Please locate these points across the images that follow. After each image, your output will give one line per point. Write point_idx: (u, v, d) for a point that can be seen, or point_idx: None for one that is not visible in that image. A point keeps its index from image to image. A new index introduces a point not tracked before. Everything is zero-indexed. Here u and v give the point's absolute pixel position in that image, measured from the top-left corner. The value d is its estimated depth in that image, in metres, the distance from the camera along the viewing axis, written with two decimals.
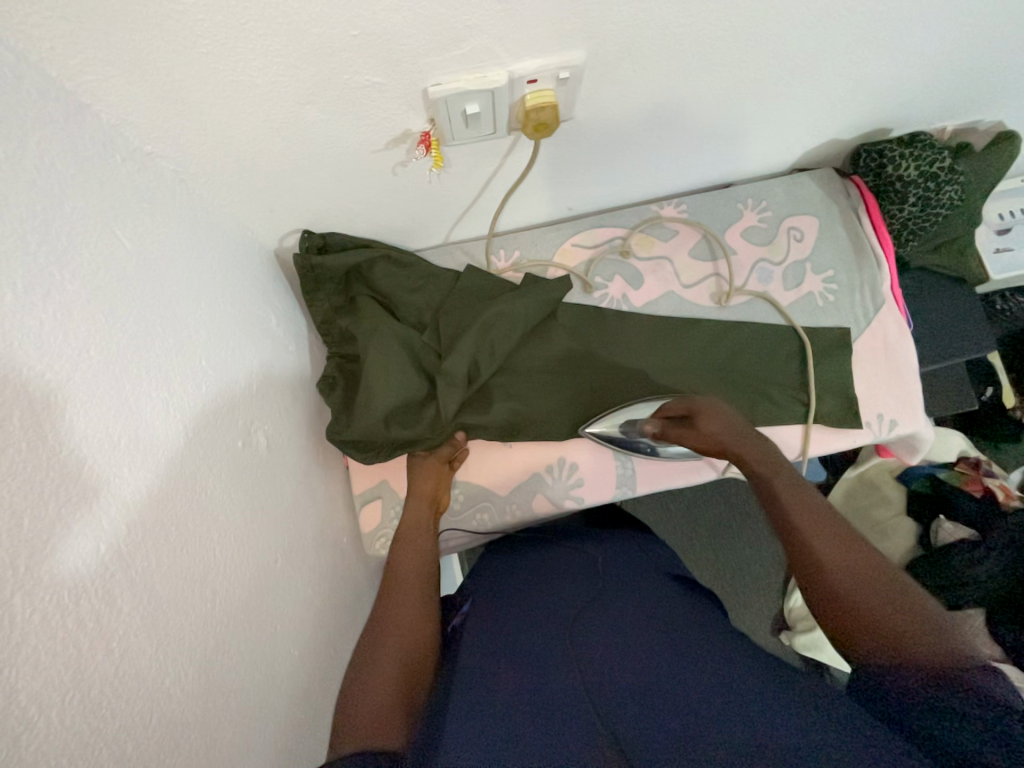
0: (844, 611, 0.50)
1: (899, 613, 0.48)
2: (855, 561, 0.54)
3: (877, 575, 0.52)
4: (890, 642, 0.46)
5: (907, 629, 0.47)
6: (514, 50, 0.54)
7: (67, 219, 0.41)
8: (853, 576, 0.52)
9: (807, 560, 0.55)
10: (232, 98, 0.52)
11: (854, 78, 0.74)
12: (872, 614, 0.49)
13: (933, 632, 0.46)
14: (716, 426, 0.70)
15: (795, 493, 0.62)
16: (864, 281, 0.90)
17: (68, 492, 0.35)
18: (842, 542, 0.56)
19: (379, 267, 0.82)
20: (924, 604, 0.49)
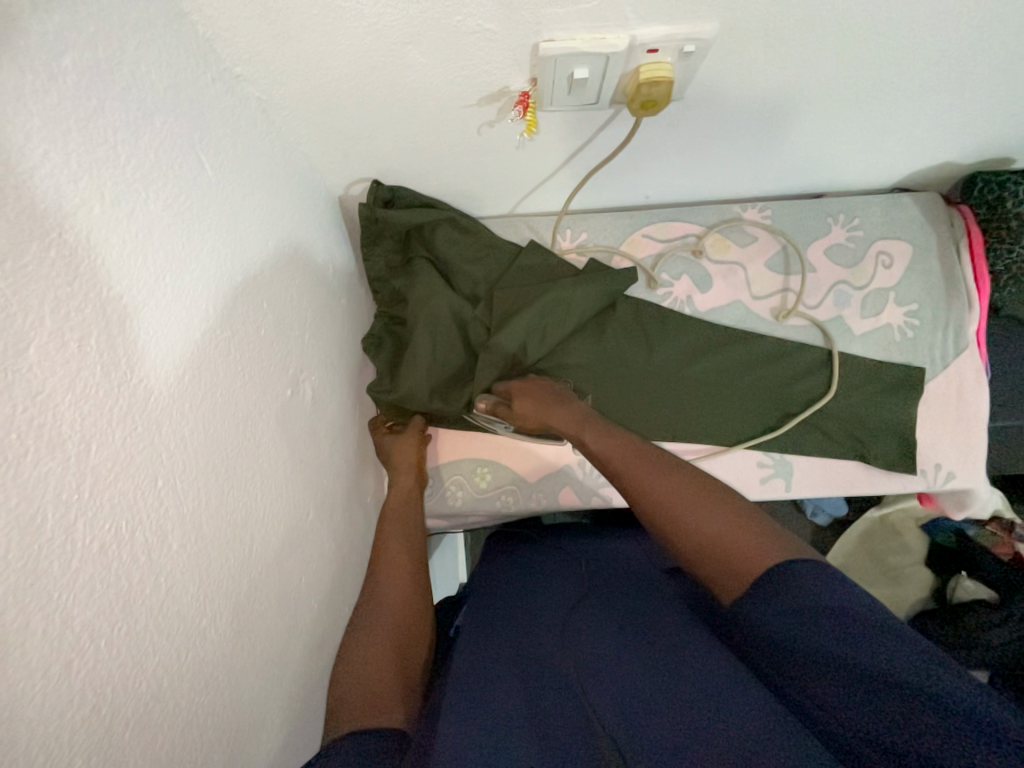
0: (703, 554, 0.51)
1: (732, 533, 0.50)
2: (689, 498, 0.55)
3: (699, 497, 0.55)
4: (743, 566, 0.48)
5: (744, 545, 0.49)
6: (643, 12, 0.49)
7: (155, 134, 0.39)
8: (687, 515, 0.53)
9: (657, 517, 0.55)
10: (334, 26, 0.49)
11: (996, 95, 0.66)
12: (715, 543, 0.50)
13: (752, 536, 0.49)
14: (526, 405, 0.73)
15: (625, 451, 0.63)
16: (950, 321, 0.83)
17: (133, 423, 0.34)
18: (667, 481, 0.58)
19: (441, 230, 0.78)
20: (736, 508, 0.53)
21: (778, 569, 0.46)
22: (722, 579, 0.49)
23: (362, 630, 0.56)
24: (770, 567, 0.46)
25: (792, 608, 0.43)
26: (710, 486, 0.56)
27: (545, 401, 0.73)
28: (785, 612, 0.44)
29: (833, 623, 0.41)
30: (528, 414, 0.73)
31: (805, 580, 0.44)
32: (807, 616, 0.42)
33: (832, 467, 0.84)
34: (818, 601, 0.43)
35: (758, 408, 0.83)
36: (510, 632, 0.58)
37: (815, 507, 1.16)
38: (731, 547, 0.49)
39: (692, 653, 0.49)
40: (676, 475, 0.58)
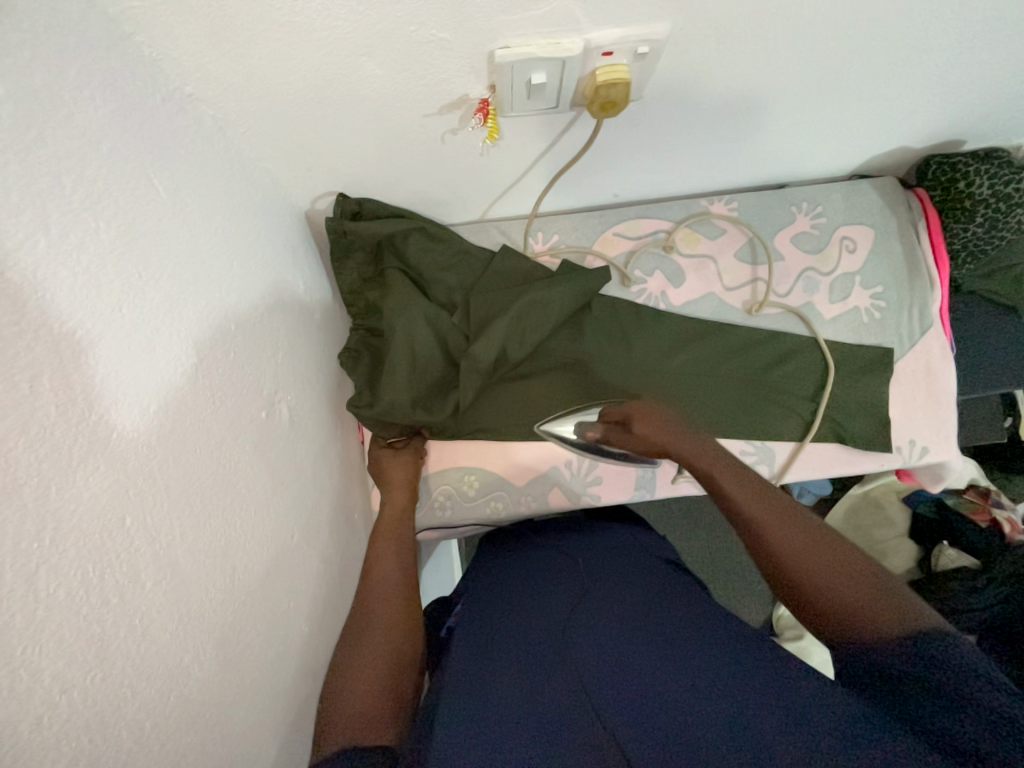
0: (837, 607, 0.48)
1: (871, 595, 0.48)
2: (825, 553, 0.52)
3: (836, 554, 0.52)
4: (882, 625, 0.45)
5: (888, 608, 0.46)
6: (596, 15, 0.49)
7: (103, 161, 0.38)
8: (821, 568, 0.51)
9: (782, 564, 0.53)
10: (284, 41, 0.48)
11: (942, 81, 0.68)
12: (851, 601, 0.48)
13: (897, 602, 0.47)
14: (649, 429, 0.71)
15: (748, 489, 0.61)
16: (915, 300, 0.86)
17: (95, 462, 0.33)
18: (799, 530, 0.55)
19: (412, 239, 0.78)
20: (879, 573, 0.50)
21: (916, 633, 0.43)
22: (852, 634, 0.47)
23: (354, 643, 0.55)
24: (909, 628, 0.44)
25: (909, 657, 0.42)
26: (852, 547, 0.53)
27: (663, 430, 0.71)
28: (900, 659, 0.43)
29: (929, 661, 0.41)
30: (649, 437, 0.71)
31: (944, 644, 0.42)
32: (913, 657, 0.42)
33: (812, 450, 0.85)
34: (941, 655, 0.41)
35: (737, 397, 0.84)
36: (505, 632, 0.58)
37: (800, 489, 1.19)
38: (870, 607, 0.47)
39: (682, 645, 0.50)
40: (809, 525, 0.55)
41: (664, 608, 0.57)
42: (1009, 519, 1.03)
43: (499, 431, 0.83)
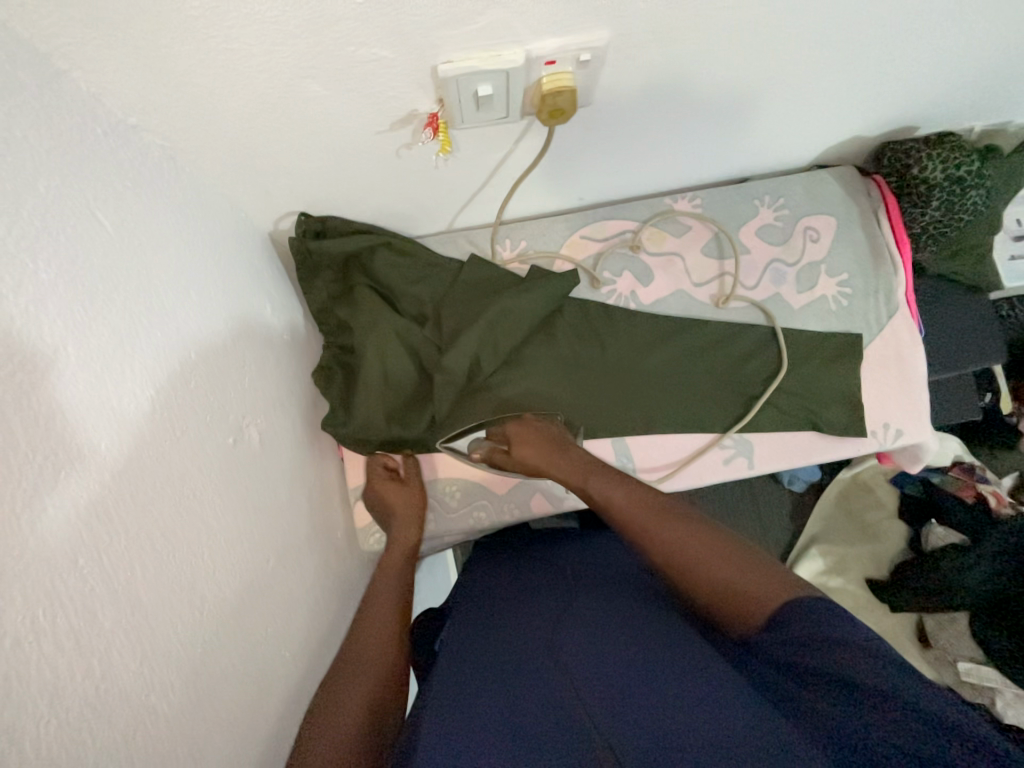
0: (717, 598, 0.51)
1: (740, 578, 0.51)
2: (694, 542, 0.55)
3: (703, 540, 0.55)
4: (751, 608, 0.48)
5: (751, 591, 0.49)
6: (534, 27, 0.50)
7: (41, 199, 0.38)
8: (696, 561, 0.53)
9: (664, 565, 0.56)
10: (222, 66, 0.48)
11: (888, 70, 0.70)
12: (727, 589, 0.51)
13: (760, 580, 0.50)
14: (528, 451, 0.75)
15: (624, 498, 0.63)
16: (880, 285, 0.87)
17: (42, 506, 0.33)
18: (670, 528, 0.57)
19: (379, 255, 0.78)
20: (745, 554, 0.53)
21: (787, 606, 0.46)
22: (735, 624, 0.50)
23: (341, 674, 0.56)
24: (777, 607, 0.47)
25: (791, 640, 0.44)
26: (716, 529, 0.56)
27: (545, 448, 0.75)
28: (786, 644, 0.44)
29: (826, 647, 0.42)
30: (528, 458, 0.75)
31: (810, 616, 0.44)
32: (817, 646, 0.42)
33: (789, 440, 0.86)
34: (822, 631, 0.43)
35: (713, 393, 0.85)
36: (494, 645, 0.58)
37: (789, 476, 1.19)
38: (741, 592, 0.50)
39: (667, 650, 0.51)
40: (677, 516, 0.58)
41: (653, 614, 0.57)
42: (995, 493, 1.02)
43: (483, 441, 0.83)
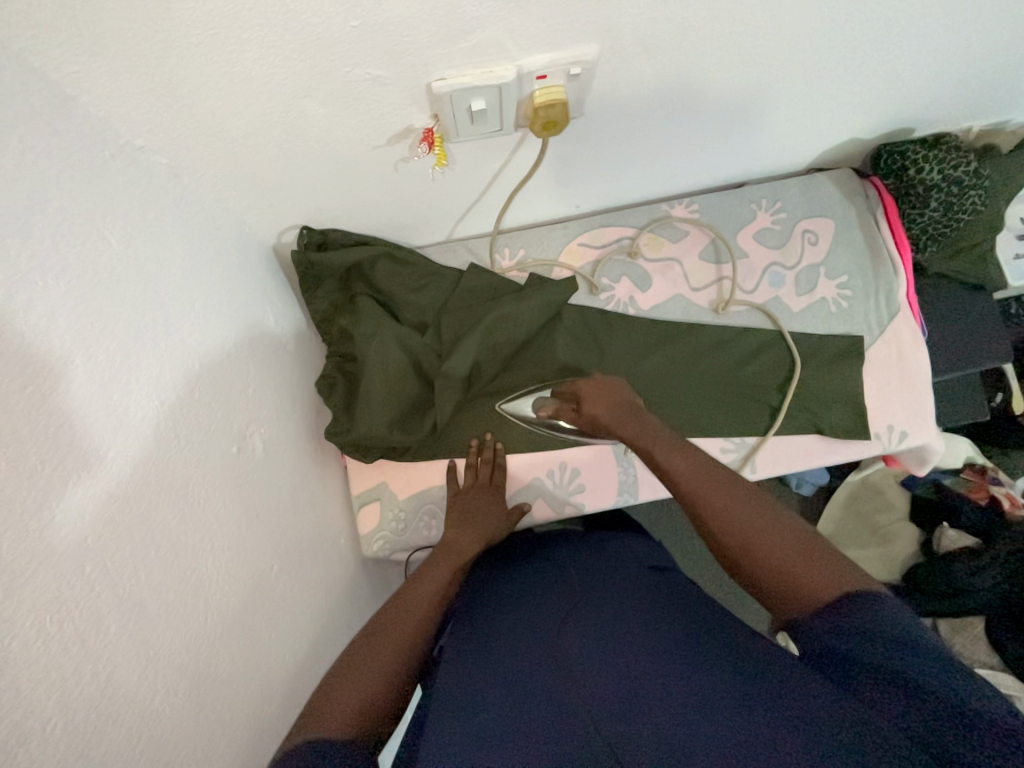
0: (776, 577, 0.51)
1: (805, 562, 0.50)
2: (763, 520, 0.55)
3: (770, 519, 0.55)
4: (814, 590, 0.48)
5: (815, 574, 0.49)
6: (524, 43, 0.51)
7: (51, 220, 0.40)
8: (762, 538, 0.53)
9: (726, 538, 0.55)
10: (224, 89, 0.50)
11: (881, 74, 0.70)
12: (789, 569, 0.50)
13: (827, 565, 0.50)
14: (598, 406, 0.74)
15: (692, 468, 0.62)
16: (880, 287, 0.87)
17: (50, 515, 0.34)
18: (739, 502, 0.57)
19: (380, 265, 0.79)
20: (811, 540, 0.52)
21: (848, 597, 0.46)
22: (789, 605, 0.49)
23: (360, 649, 0.55)
24: (843, 593, 0.47)
25: (849, 630, 0.44)
26: (784, 513, 0.56)
27: (617, 407, 0.73)
28: (843, 634, 0.44)
29: (884, 643, 0.42)
30: (598, 413, 0.74)
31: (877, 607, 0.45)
32: (866, 633, 0.43)
33: (791, 442, 0.86)
34: (881, 627, 0.43)
35: (713, 396, 0.85)
36: (496, 648, 0.58)
37: (797, 480, 1.17)
38: (803, 574, 0.49)
39: (667, 649, 0.51)
40: (746, 493, 0.58)
41: (653, 616, 0.57)
42: (1008, 495, 1.02)
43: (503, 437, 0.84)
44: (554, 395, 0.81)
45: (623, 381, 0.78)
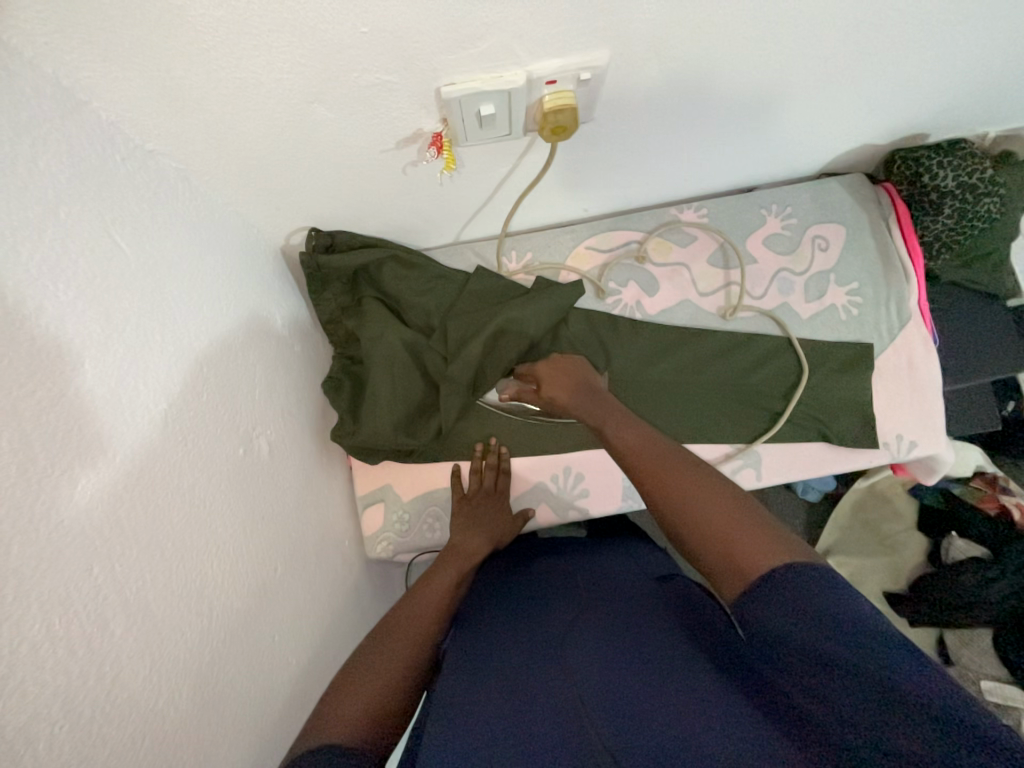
0: (712, 551, 0.47)
1: (739, 534, 0.47)
2: (701, 490, 0.51)
3: (710, 490, 0.51)
4: (748, 565, 0.45)
5: (749, 547, 0.45)
6: (534, 50, 0.51)
7: (64, 225, 0.40)
8: (698, 510, 0.50)
9: (665, 510, 0.52)
10: (234, 94, 0.50)
11: (895, 79, 0.69)
12: (725, 542, 0.47)
13: (762, 538, 0.46)
14: (555, 389, 0.74)
15: (639, 440, 0.60)
16: (891, 295, 0.86)
17: (58, 518, 0.34)
18: (679, 472, 0.54)
19: (387, 268, 0.79)
20: (751, 511, 0.49)
21: (781, 568, 0.43)
22: (727, 579, 0.46)
23: (370, 653, 0.55)
24: (776, 567, 0.43)
25: (785, 609, 0.41)
26: (726, 483, 0.52)
27: (576, 390, 0.72)
28: (782, 614, 0.41)
29: (828, 626, 0.39)
30: (557, 396, 0.74)
31: (815, 584, 0.41)
32: (812, 618, 0.40)
33: (798, 450, 0.85)
34: (819, 605, 0.40)
35: (721, 403, 0.84)
36: (500, 653, 0.58)
37: (803, 485, 1.16)
38: (738, 547, 0.46)
39: (671, 658, 0.51)
40: (686, 465, 0.55)
41: (657, 624, 0.57)
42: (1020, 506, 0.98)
43: (506, 440, 0.84)
44: (516, 379, 0.81)
45: (581, 360, 0.77)
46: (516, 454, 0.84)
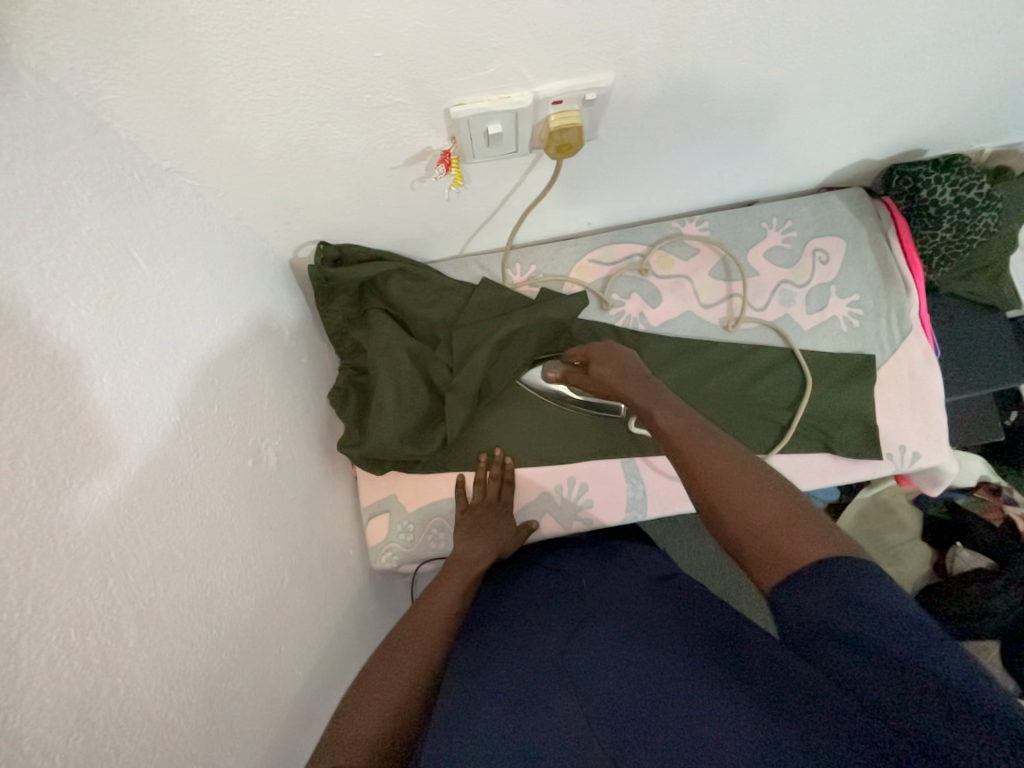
0: (753, 539, 0.46)
1: (783, 523, 0.46)
2: (744, 478, 0.50)
3: (755, 478, 0.50)
4: (790, 555, 0.44)
5: (793, 537, 0.44)
6: (541, 72, 0.53)
7: (84, 242, 0.41)
8: (740, 496, 0.49)
9: (705, 494, 0.51)
10: (251, 114, 0.51)
11: (892, 97, 0.71)
12: (768, 530, 0.46)
13: (807, 529, 0.45)
14: (606, 369, 0.72)
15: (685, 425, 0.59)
16: (892, 306, 0.87)
17: (75, 531, 0.35)
18: (724, 458, 0.53)
19: (393, 280, 0.80)
20: (796, 502, 0.48)
21: (834, 560, 0.42)
22: (765, 568, 0.45)
23: (378, 670, 0.56)
24: (822, 559, 0.42)
25: (827, 596, 0.40)
26: (773, 472, 0.51)
27: (621, 373, 0.71)
28: (821, 602, 0.40)
29: (866, 615, 0.38)
30: (603, 378, 0.73)
31: (858, 577, 0.40)
32: (850, 607, 0.38)
33: (802, 461, 0.85)
34: (859, 595, 0.39)
35: (725, 414, 0.85)
36: (505, 662, 0.58)
37: (806, 495, 1.15)
38: (780, 536, 0.45)
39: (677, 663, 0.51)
40: (731, 451, 0.54)
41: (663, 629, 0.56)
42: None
43: (510, 449, 0.84)
44: (561, 361, 0.81)
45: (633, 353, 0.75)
46: (520, 464, 0.84)
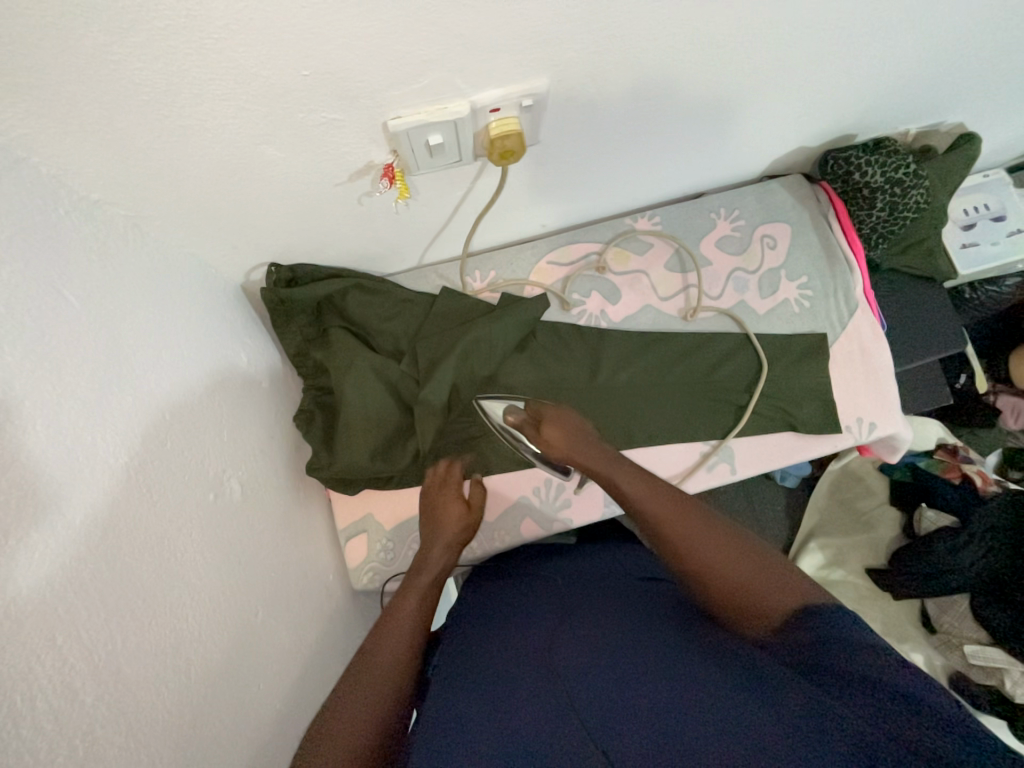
0: (728, 595, 0.51)
1: (750, 577, 0.51)
2: (708, 538, 0.55)
3: (717, 535, 0.56)
4: (762, 607, 0.48)
5: (762, 589, 0.49)
6: (475, 81, 0.53)
7: (5, 284, 0.39)
8: (708, 556, 0.54)
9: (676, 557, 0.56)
10: (180, 140, 0.50)
11: (818, 87, 0.74)
12: (739, 585, 0.50)
13: (774, 580, 0.50)
14: (555, 433, 0.73)
15: (647, 489, 0.63)
16: (838, 285, 0.90)
17: (15, 590, 0.33)
18: (688, 519, 0.58)
19: (351, 296, 0.79)
20: (758, 554, 0.53)
21: (803, 608, 0.46)
22: (744, 621, 0.49)
23: (357, 674, 0.54)
24: (794, 607, 0.46)
25: (808, 639, 0.43)
26: (733, 527, 0.57)
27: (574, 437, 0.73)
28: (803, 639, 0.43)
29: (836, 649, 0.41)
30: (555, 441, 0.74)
31: (826, 617, 0.43)
32: (825, 645, 0.42)
33: (768, 441, 0.88)
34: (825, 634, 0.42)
35: (691, 402, 0.87)
36: (490, 666, 0.58)
37: (780, 473, 1.20)
38: (750, 590, 0.50)
39: (659, 653, 0.52)
40: (693, 510, 0.59)
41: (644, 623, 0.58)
42: (980, 472, 1.05)
43: (484, 457, 0.84)
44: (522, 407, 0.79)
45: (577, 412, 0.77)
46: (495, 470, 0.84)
